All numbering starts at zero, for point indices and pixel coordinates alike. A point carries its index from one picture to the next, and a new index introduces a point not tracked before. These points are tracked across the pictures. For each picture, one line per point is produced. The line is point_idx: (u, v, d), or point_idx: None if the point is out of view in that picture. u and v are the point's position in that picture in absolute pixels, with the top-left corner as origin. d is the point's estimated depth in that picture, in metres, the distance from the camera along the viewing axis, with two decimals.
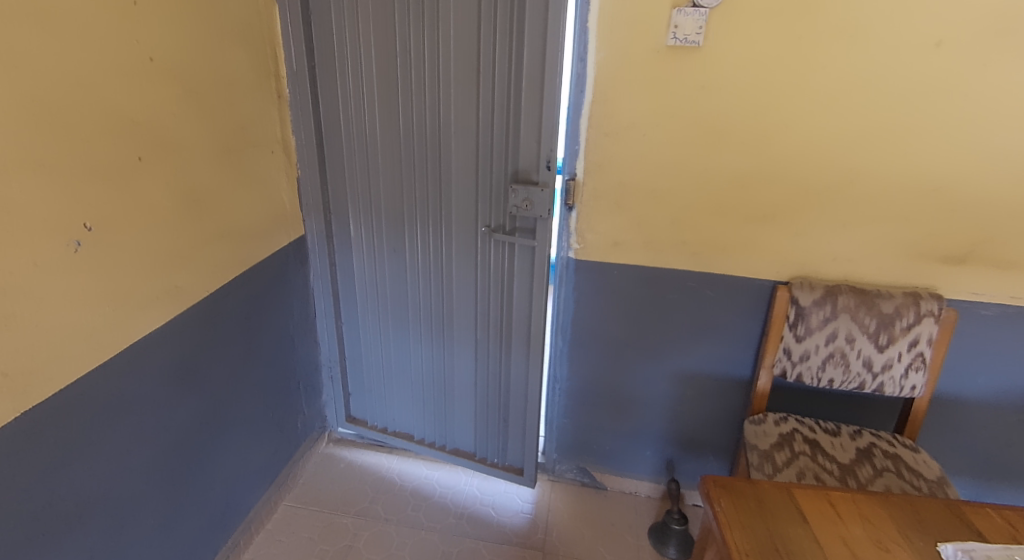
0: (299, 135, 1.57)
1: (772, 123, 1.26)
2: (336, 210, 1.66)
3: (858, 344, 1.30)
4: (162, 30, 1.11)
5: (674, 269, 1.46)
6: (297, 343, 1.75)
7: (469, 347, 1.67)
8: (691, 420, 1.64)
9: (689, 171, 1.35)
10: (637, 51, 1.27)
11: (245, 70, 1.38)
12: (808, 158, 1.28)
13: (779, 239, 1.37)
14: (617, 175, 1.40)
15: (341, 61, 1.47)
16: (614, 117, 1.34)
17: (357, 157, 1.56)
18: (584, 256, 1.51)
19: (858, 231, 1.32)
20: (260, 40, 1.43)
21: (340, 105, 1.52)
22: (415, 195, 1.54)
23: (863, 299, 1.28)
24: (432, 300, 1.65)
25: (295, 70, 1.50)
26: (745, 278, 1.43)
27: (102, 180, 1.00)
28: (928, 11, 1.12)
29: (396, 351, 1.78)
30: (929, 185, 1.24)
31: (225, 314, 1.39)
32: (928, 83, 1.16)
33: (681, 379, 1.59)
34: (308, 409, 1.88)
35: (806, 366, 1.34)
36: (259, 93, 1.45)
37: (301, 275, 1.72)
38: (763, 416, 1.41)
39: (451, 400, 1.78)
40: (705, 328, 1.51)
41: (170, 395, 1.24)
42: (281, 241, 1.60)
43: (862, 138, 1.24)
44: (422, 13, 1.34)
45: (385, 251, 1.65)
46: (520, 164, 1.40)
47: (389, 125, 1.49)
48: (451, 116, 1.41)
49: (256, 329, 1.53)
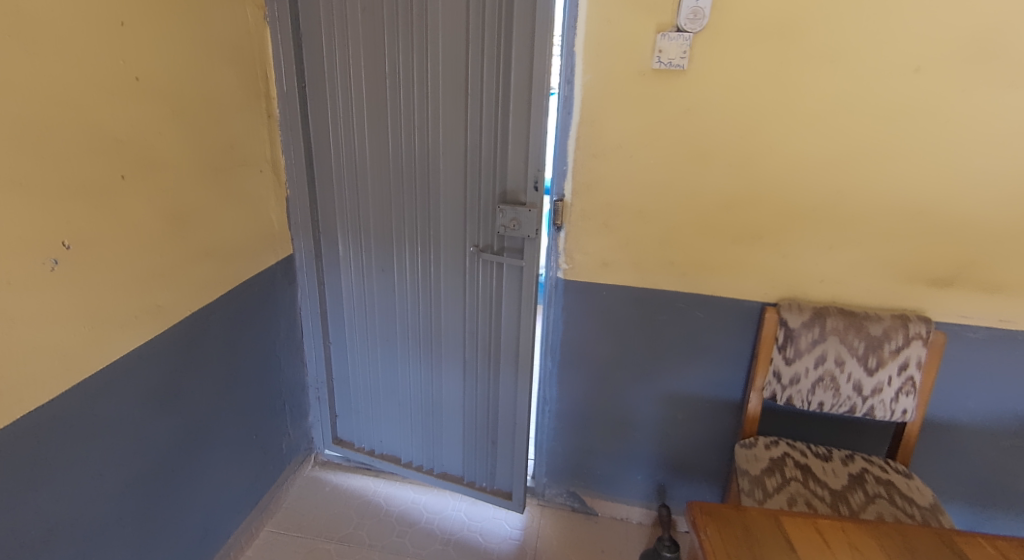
0: (289, 155, 1.58)
1: (758, 146, 1.27)
2: (326, 229, 1.66)
3: (848, 367, 1.27)
4: (150, 51, 1.12)
5: (663, 290, 1.46)
6: (283, 363, 1.73)
7: (458, 367, 1.65)
8: (681, 443, 1.61)
9: (676, 192, 1.35)
10: (624, 74, 1.28)
11: (235, 89, 1.39)
12: (794, 180, 1.28)
13: (768, 260, 1.36)
14: (606, 196, 1.40)
15: (331, 82, 1.48)
16: (601, 138, 1.35)
17: (346, 175, 1.57)
18: (573, 276, 1.50)
19: (846, 252, 1.31)
20: (251, 62, 1.44)
21: (330, 124, 1.53)
22: (403, 214, 1.54)
23: (852, 321, 1.27)
24: (420, 321, 1.64)
25: (285, 90, 1.51)
26: (733, 299, 1.42)
27: (82, 197, 1.00)
28: (906, 36, 1.13)
29: (384, 371, 1.76)
30: (916, 207, 1.24)
31: (208, 335, 1.37)
32: (910, 107, 1.17)
33: (672, 401, 1.57)
34: (294, 430, 1.85)
35: (796, 389, 1.32)
36: (249, 113, 1.46)
37: (288, 294, 1.71)
38: (753, 439, 1.39)
39: (439, 422, 1.76)
40: (695, 349, 1.50)
41: (150, 416, 1.22)
42: (268, 260, 1.59)
43: (847, 161, 1.24)
44: (411, 34, 1.35)
45: (374, 271, 1.64)
46: (508, 184, 1.40)
47: (378, 145, 1.49)
48: (439, 137, 1.42)
49: (239, 350, 1.51)
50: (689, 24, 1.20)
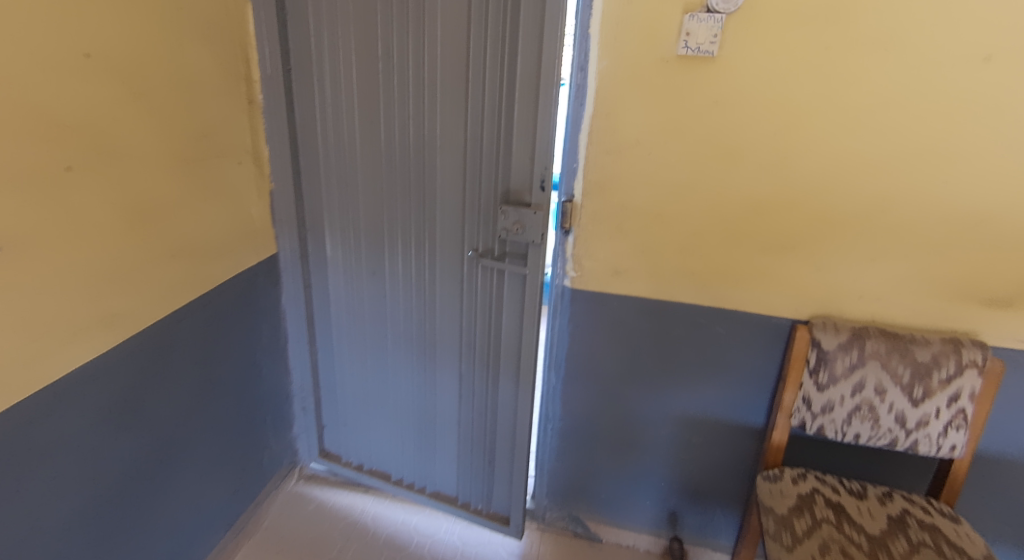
0: (273, 145, 1.44)
1: (794, 144, 1.13)
2: (313, 227, 1.53)
3: (890, 397, 1.13)
4: (106, 23, 0.98)
5: (680, 302, 1.32)
6: (265, 371, 1.60)
7: (453, 380, 1.52)
8: (696, 468, 1.47)
9: (698, 195, 1.22)
10: (645, 62, 1.14)
11: (211, 71, 1.25)
12: (833, 184, 1.14)
13: (799, 272, 1.22)
14: (619, 198, 1.26)
15: (319, 65, 1.35)
16: (616, 132, 1.21)
17: (335, 168, 1.43)
18: (581, 285, 1.37)
19: (889, 267, 1.17)
20: (230, 40, 1.30)
21: (317, 112, 1.39)
22: (396, 212, 1.40)
23: (896, 345, 1.12)
24: (413, 329, 1.51)
25: (269, 74, 1.37)
26: (759, 314, 1.28)
27: (15, 191, 0.86)
28: (972, 21, 0.99)
29: (374, 380, 1.64)
30: (973, 218, 1.09)
31: (178, 344, 1.24)
32: (973, 101, 1.03)
33: (686, 423, 1.43)
34: (277, 443, 1.72)
35: (829, 418, 1.18)
36: (227, 98, 1.32)
37: (272, 297, 1.58)
38: (779, 471, 1.25)
39: (433, 437, 1.63)
40: (714, 368, 1.36)
41: (104, 438, 1.09)
42: (248, 260, 1.46)
43: (895, 163, 1.10)
44: (406, 13, 1.22)
45: (364, 274, 1.51)
46: (511, 183, 1.26)
47: (369, 136, 1.36)
48: (436, 129, 1.28)
49: (214, 360, 1.38)
50: (721, 4, 1.06)
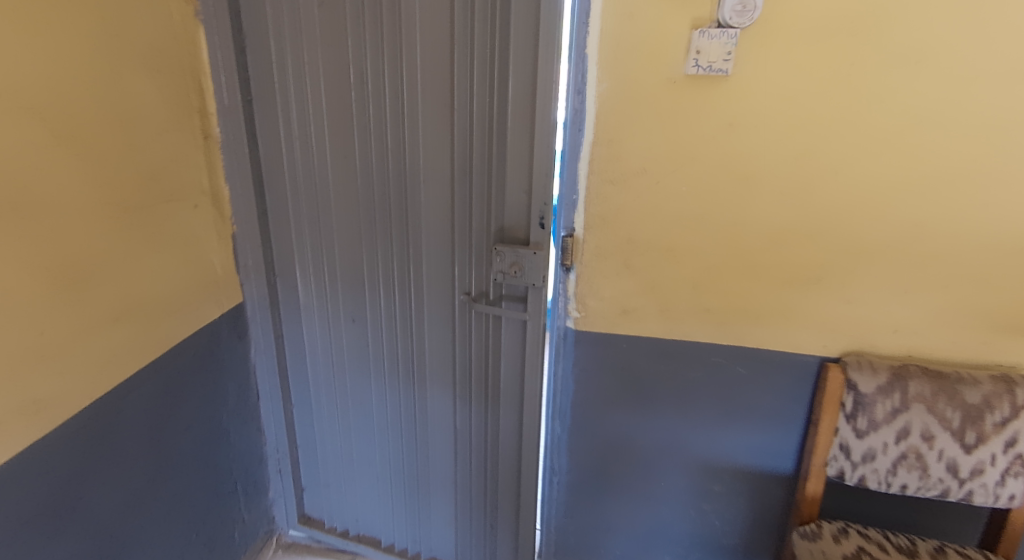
0: (234, 183, 1.28)
1: (818, 169, 1.02)
2: (283, 272, 1.37)
3: (939, 444, 1.02)
4: (19, 57, 0.82)
5: (696, 342, 1.20)
6: (234, 435, 1.42)
7: (447, 435, 1.38)
8: (720, 521, 1.34)
9: (713, 226, 1.10)
10: (650, 83, 1.02)
11: (158, 106, 1.10)
12: (861, 210, 1.03)
13: (827, 306, 1.11)
14: (626, 232, 1.14)
15: (283, 95, 1.20)
16: (620, 160, 1.09)
17: (305, 207, 1.28)
18: (585, 327, 1.23)
19: (925, 298, 1.06)
20: (179, 70, 1.15)
21: (284, 145, 1.25)
22: (376, 255, 1.26)
23: (942, 386, 1.01)
24: (400, 381, 1.36)
25: (226, 105, 1.22)
26: (784, 353, 1.16)
27: None
28: (1011, 30, 0.89)
29: (358, 438, 1.47)
30: (1016, 243, 0.99)
31: (119, 426, 1.07)
32: (1013, 117, 0.93)
33: (707, 473, 1.30)
34: (250, 514, 1.53)
35: (871, 468, 1.06)
36: (178, 135, 1.16)
37: (238, 352, 1.40)
38: (816, 527, 1.13)
39: (427, 497, 1.47)
40: (735, 412, 1.23)
41: (29, 549, 0.93)
42: (209, 314, 1.29)
43: (930, 186, 0.99)
44: (381, 36, 1.09)
45: (343, 322, 1.36)
46: (506, 221, 1.14)
47: (344, 172, 1.22)
48: (419, 162, 1.15)
49: (170, 434, 1.20)
50: (735, 18, 0.94)
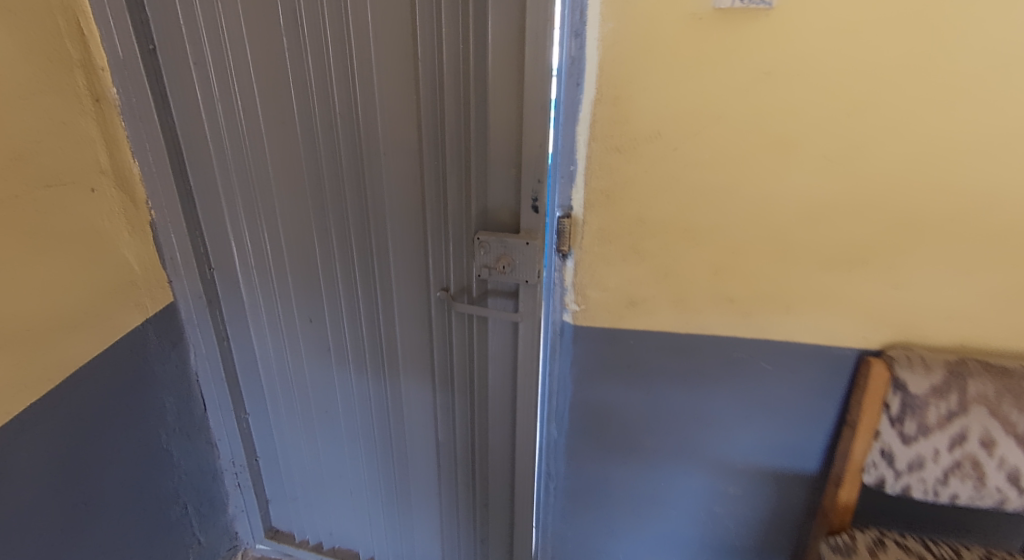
0: (146, 160, 1.03)
1: (874, 128, 0.83)
2: (220, 265, 1.13)
3: (1000, 450, 0.89)
4: None
5: (715, 335, 1.02)
6: (178, 455, 1.22)
7: (428, 444, 1.20)
8: (734, 522, 1.21)
9: (742, 202, 0.90)
10: (670, 20, 0.79)
11: (21, 63, 0.83)
12: (922, 178, 0.85)
13: (872, 292, 0.94)
14: (636, 210, 0.93)
15: (196, 44, 0.94)
16: (630, 122, 0.87)
17: (238, 187, 1.04)
18: (586, 321, 1.05)
19: (988, 282, 0.90)
20: (48, 13, 0.87)
21: (204, 109, 0.99)
22: (331, 245, 1.04)
23: (1008, 384, 0.88)
24: (371, 388, 1.17)
25: (122, 59, 0.95)
26: (817, 346, 1.00)
27: None
28: None
29: (327, 449, 1.29)
30: None
31: (10, 476, 0.86)
32: None
33: (722, 474, 1.16)
34: (206, 536, 1.35)
35: (920, 477, 0.94)
36: (56, 101, 0.89)
37: (174, 360, 1.18)
38: (849, 539, 1.00)
39: (408, 508, 1.32)
40: (757, 411, 1.08)
41: None
42: (130, 322, 1.06)
43: (1011, 148, 0.81)
44: None
45: (298, 322, 1.14)
46: (490, 203, 0.93)
47: (283, 144, 0.97)
48: (377, 131, 0.92)
49: (89, 470, 1.00)
50: None
